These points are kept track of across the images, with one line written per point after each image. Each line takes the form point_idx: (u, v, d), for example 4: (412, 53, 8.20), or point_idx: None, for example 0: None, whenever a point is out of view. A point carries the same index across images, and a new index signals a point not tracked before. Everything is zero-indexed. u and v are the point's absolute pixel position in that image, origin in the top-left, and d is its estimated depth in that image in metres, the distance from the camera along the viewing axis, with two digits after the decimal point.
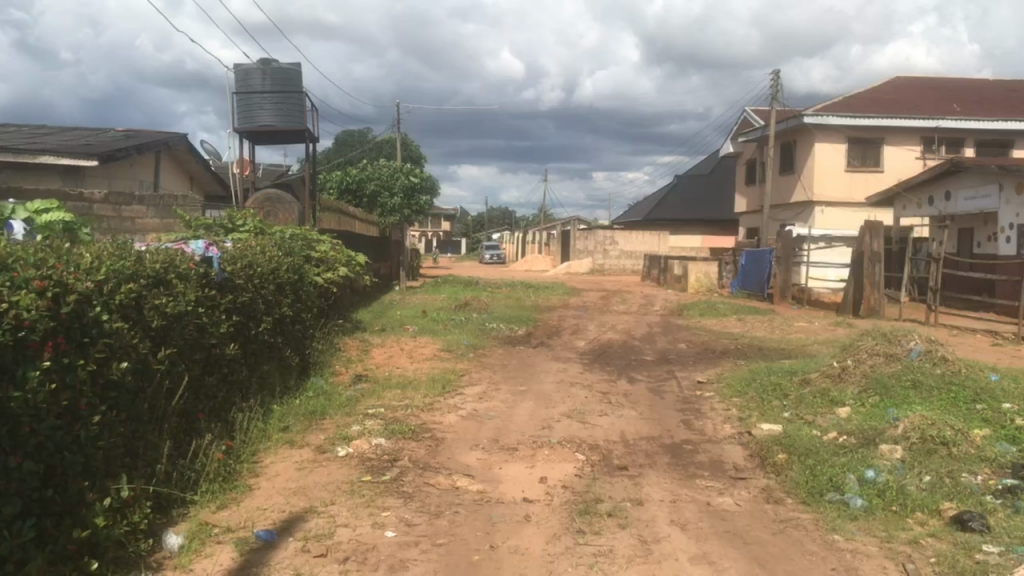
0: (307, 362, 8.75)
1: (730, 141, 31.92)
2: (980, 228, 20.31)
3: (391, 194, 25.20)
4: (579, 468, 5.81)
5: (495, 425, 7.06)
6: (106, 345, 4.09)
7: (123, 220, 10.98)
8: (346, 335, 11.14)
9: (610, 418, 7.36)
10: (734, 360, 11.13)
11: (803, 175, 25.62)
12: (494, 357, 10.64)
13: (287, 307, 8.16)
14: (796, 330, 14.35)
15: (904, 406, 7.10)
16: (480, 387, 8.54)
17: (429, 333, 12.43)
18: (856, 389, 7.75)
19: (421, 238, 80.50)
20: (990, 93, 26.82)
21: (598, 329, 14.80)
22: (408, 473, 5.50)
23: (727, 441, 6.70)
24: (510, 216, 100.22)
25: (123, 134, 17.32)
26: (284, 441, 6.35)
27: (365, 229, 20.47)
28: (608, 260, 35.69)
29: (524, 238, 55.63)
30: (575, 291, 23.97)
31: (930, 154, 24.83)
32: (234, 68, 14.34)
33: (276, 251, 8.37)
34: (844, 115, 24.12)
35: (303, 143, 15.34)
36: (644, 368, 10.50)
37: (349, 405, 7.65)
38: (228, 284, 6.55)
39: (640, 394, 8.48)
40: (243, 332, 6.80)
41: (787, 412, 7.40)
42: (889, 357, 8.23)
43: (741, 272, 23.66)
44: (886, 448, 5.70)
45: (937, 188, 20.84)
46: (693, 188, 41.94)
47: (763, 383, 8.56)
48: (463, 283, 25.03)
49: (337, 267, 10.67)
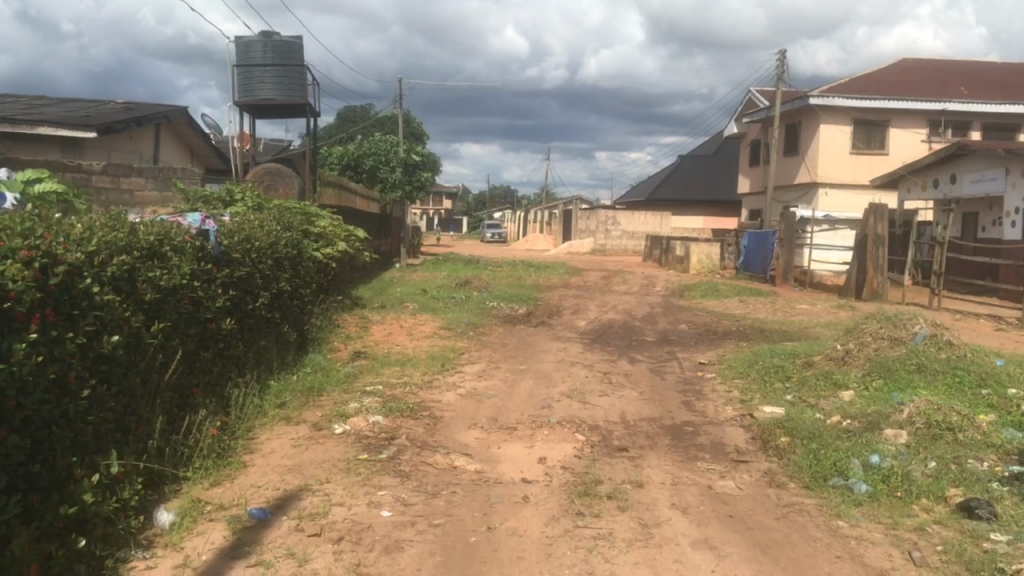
0: (305, 337, 8.67)
1: (735, 121, 31.69)
2: (985, 212, 20.16)
3: (390, 168, 25.04)
4: (578, 449, 5.74)
5: (493, 404, 6.98)
6: (97, 318, 3.99)
7: (121, 192, 10.86)
8: (345, 312, 11.05)
9: (610, 398, 7.28)
10: (736, 341, 11.05)
11: (807, 156, 25.45)
12: (494, 335, 10.56)
13: (285, 282, 8.07)
14: (798, 312, 14.28)
15: (908, 390, 7.02)
16: (479, 365, 8.46)
17: (428, 310, 12.35)
18: (860, 371, 7.68)
19: (422, 216, 80.27)
20: (999, 77, 26.54)
21: (599, 309, 14.72)
22: (405, 451, 5.42)
23: (729, 422, 6.63)
24: (511, 194, 100.00)
25: (123, 106, 17.18)
26: (280, 417, 6.28)
27: (366, 205, 20.36)
28: (609, 240, 35.54)
29: (525, 217, 55.51)
30: (576, 271, 23.89)
31: (936, 137, 24.61)
32: (235, 40, 14.14)
33: (274, 225, 8.26)
34: (849, 97, 23.91)
35: (304, 117, 15.18)
36: (645, 349, 10.43)
37: (347, 382, 7.57)
38: (225, 258, 6.45)
39: (640, 375, 8.40)
40: (240, 308, 6.72)
41: (789, 394, 7.32)
42: (893, 340, 8.14)
43: (743, 253, 23.56)
44: (891, 432, 5.62)
45: (943, 171, 20.66)
46: (696, 169, 41.66)
47: (765, 365, 8.48)
48: (463, 261, 24.97)
49: (336, 242, 10.56)
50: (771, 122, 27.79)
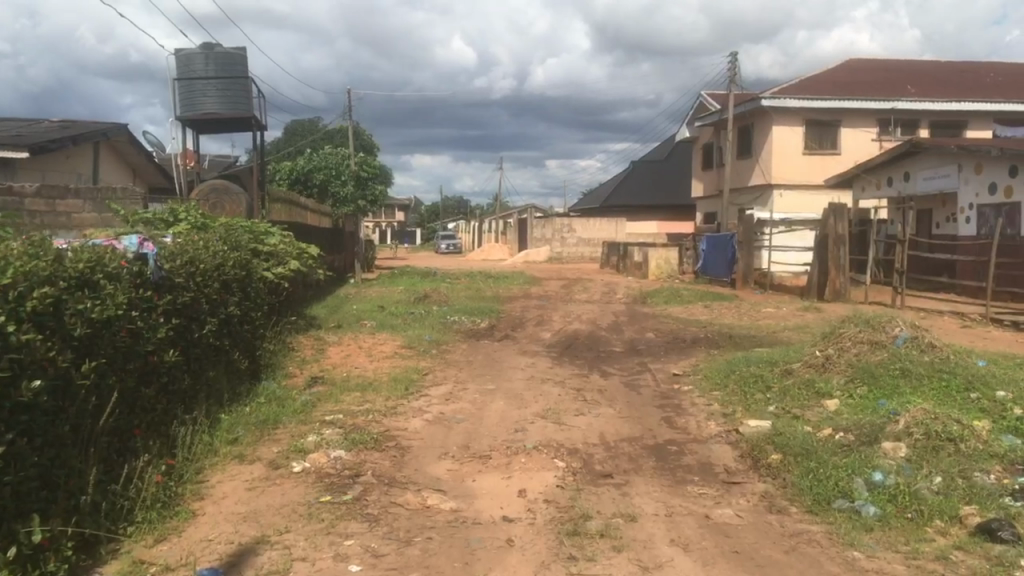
0: (257, 364, 8.13)
1: (687, 125, 31.69)
2: (938, 209, 20.30)
3: (341, 182, 24.47)
4: (560, 478, 5.32)
5: (464, 429, 6.53)
6: (13, 362, 3.46)
7: (57, 215, 10.26)
8: (299, 334, 10.50)
9: (586, 418, 6.87)
10: (707, 349, 10.75)
11: (761, 158, 25.47)
12: (458, 353, 10.10)
13: (234, 305, 7.53)
14: (764, 316, 14.08)
15: (896, 397, 6.75)
16: (445, 386, 8.00)
17: (387, 328, 11.85)
18: (842, 378, 7.39)
19: (375, 229, 79.26)
20: (943, 75, 26.89)
21: (563, 319, 14.32)
22: (373, 491, 4.95)
23: (714, 439, 6.28)
24: (464, 205, 99.50)
25: (58, 124, 16.43)
26: (233, 455, 5.76)
27: (317, 221, 19.76)
28: (565, 248, 35.30)
29: (479, 228, 55.10)
30: (536, 280, 23.53)
31: (886, 136, 24.81)
32: (175, 52, 13.54)
33: (220, 245, 7.73)
34: (800, 97, 23.97)
35: (250, 131, 14.58)
36: (615, 361, 10.05)
37: (305, 412, 7.06)
38: (166, 283, 5.93)
39: (615, 390, 8.00)
40: (186, 337, 6.19)
41: (772, 406, 7.00)
42: (873, 344, 7.88)
43: (701, 257, 23.46)
44: (889, 446, 5.30)
45: (897, 169, 20.75)
46: (650, 174, 41.66)
47: (743, 374, 8.15)
48: (420, 274, 24.47)
49: (288, 261, 10.03)
50: (725, 125, 27.77)
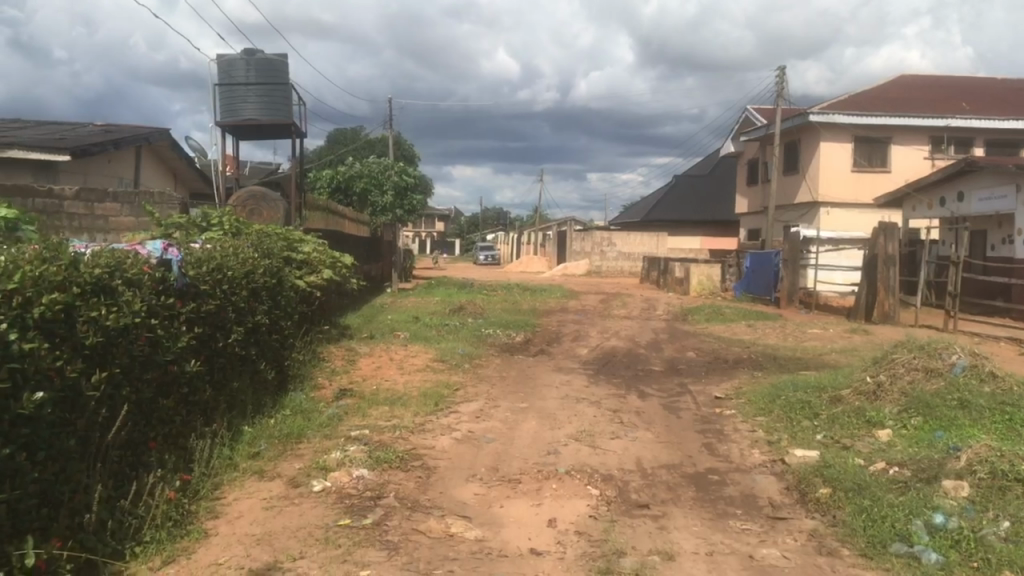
0: (284, 374, 7.93)
1: (731, 140, 31.18)
2: (993, 230, 19.62)
3: (381, 191, 24.37)
4: (593, 507, 5.02)
5: (494, 450, 6.25)
6: (14, 372, 3.27)
7: (95, 218, 10.21)
8: (331, 344, 10.32)
9: (623, 441, 6.56)
10: (749, 370, 10.35)
11: (808, 174, 24.92)
12: (491, 367, 9.83)
13: (262, 314, 7.35)
14: (809, 337, 13.62)
15: (955, 430, 6.32)
16: (477, 403, 7.73)
17: (421, 340, 11.63)
18: (895, 407, 6.98)
19: (415, 239, 79.56)
20: (999, 93, 26.08)
21: (600, 335, 13.99)
22: (393, 515, 4.69)
23: (758, 469, 5.92)
24: (504, 216, 99.45)
25: (102, 128, 16.59)
26: (252, 471, 5.53)
27: (356, 229, 19.67)
28: (605, 262, 34.94)
29: (518, 240, 54.91)
30: (574, 294, 23.22)
31: (939, 154, 24.10)
32: (217, 58, 13.55)
33: (251, 252, 7.57)
34: (850, 113, 23.41)
35: (289, 138, 14.51)
36: (654, 380, 9.70)
37: (330, 426, 6.83)
38: (190, 290, 5.77)
39: (653, 412, 7.66)
40: (209, 346, 6.00)
41: (819, 435, 6.63)
42: (928, 372, 7.44)
43: (744, 275, 22.96)
44: (950, 484, 4.91)
45: (950, 188, 20.09)
46: (692, 189, 41.15)
47: (788, 400, 7.75)
48: (457, 285, 24.31)
49: (321, 269, 9.86)
50: (771, 140, 27.25)
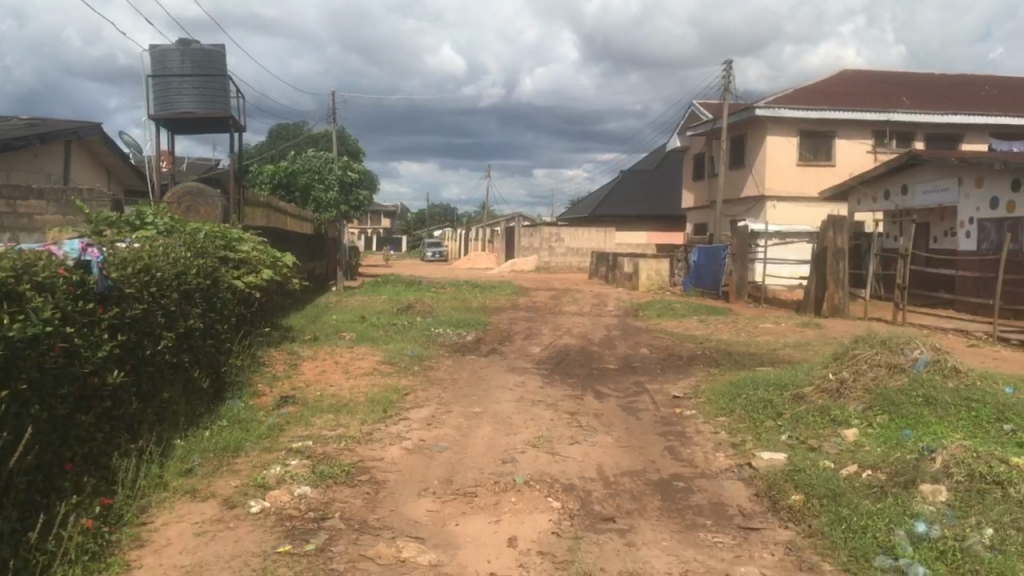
0: (221, 382, 7.44)
1: (678, 135, 31.18)
2: (936, 222, 19.86)
3: (324, 186, 23.68)
4: (555, 522, 4.69)
5: (447, 460, 5.87)
6: None
7: (18, 216, 9.56)
8: (271, 348, 9.82)
9: (582, 447, 6.23)
10: (706, 367, 10.15)
11: (755, 169, 24.98)
12: (442, 369, 9.45)
13: (195, 317, 6.86)
14: (762, 332, 13.52)
15: (923, 427, 6.15)
16: (427, 409, 7.33)
17: (368, 341, 11.20)
18: (860, 406, 6.80)
19: (361, 235, 78.61)
20: (939, 88, 26.51)
21: (552, 333, 13.68)
22: (339, 539, 4.29)
23: (725, 474, 5.65)
24: (451, 212, 98.81)
25: (28, 122, 15.77)
26: (184, 490, 5.07)
27: (298, 226, 19.05)
28: (553, 258, 34.77)
29: (466, 236, 54.49)
30: (523, 291, 22.93)
31: (882, 147, 24.37)
32: (150, 48, 12.90)
33: (183, 251, 7.06)
34: (795, 107, 23.53)
35: (227, 133, 13.89)
36: (609, 379, 9.42)
37: (271, 437, 6.38)
38: (113, 294, 5.27)
39: (611, 414, 7.35)
40: (137, 355, 5.51)
41: (784, 436, 6.41)
42: (891, 368, 7.29)
43: (692, 269, 22.90)
44: (928, 488, 4.70)
45: (894, 181, 20.28)
46: (639, 184, 41.25)
47: (750, 398, 7.53)
48: (405, 282, 23.85)
49: (261, 268, 9.36)
50: (717, 134, 27.26)
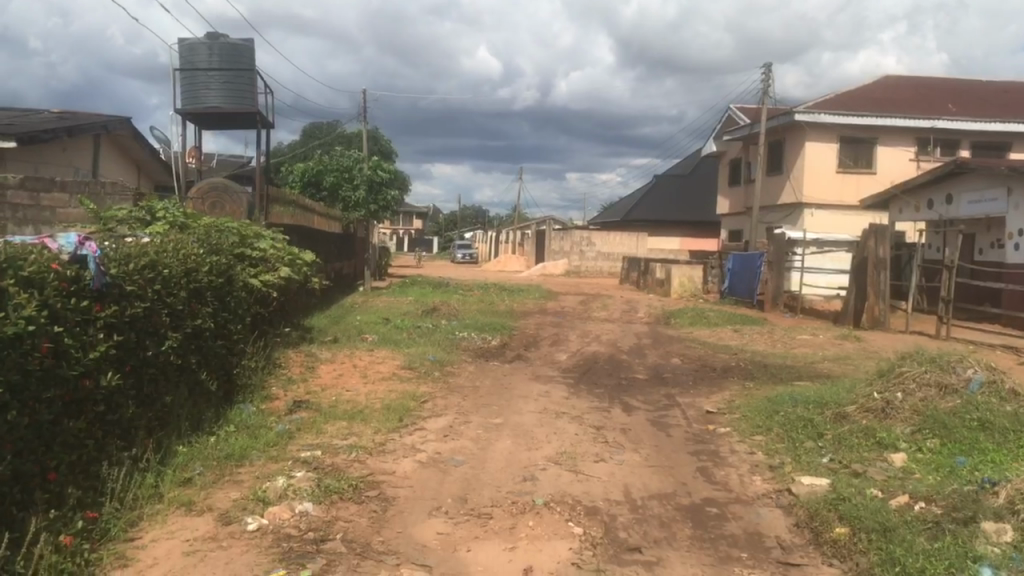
0: (232, 385, 7.14)
1: (713, 140, 30.60)
2: (982, 233, 19.14)
3: (353, 186, 23.38)
4: (575, 551, 4.31)
5: (462, 476, 5.49)
6: None
7: (41, 210, 9.37)
8: (289, 349, 9.52)
9: (608, 466, 5.83)
10: (740, 380, 9.69)
11: (792, 175, 24.35)
12: (463, 376, 9.08)
13: (206, 317, 6.56)
14: (799, 344, 13.00)
15: (979, 455, 5.66)
16: (445, 419, 6.96)
17: (390, 344, 10.86)
18: (907, 428, 6.32)
19: (392, 236, 78.72)
20: (986, 95, 25.68)
21: (580, 340, 13.25)
22: (338, 565, 3.95)
23: (762, 501, 5.22)
24: (482, 214, 98.59)
25: (58, 116, 15.70)
26: (180, 502, 4.74)
27: (326, 225, 18.81)
28: (584, 262, 34.30)
29: (497, 238, 54.17)
30: (552, 295, 22.51)
31: (925, 155, 23.64)
32: (178, 42, 12.73)
33: (195, 247, 6.77)
34: (835, 113, 22.90)
35: (254, 128, 13.66)
36: (638, 391, 8.98)
37: (279, 445, 6.06)
38: (111, 292, 4.95)
39: (640, 430, 6.92)
40: (136, 355, 5.20)
41: (824, 459, 5.96)
42: (942, 388, 6.78)
43: (727, 277, 22.35)
44: (992, 528, 4.24)
45: (938, 191, 19.59)
46: (673, 189, 40.64)
47: (788, 416, 7.06)
48: (433, 284, 23.56)
49: (280, 267, 9.07)
50: (754, 140, 26.66)
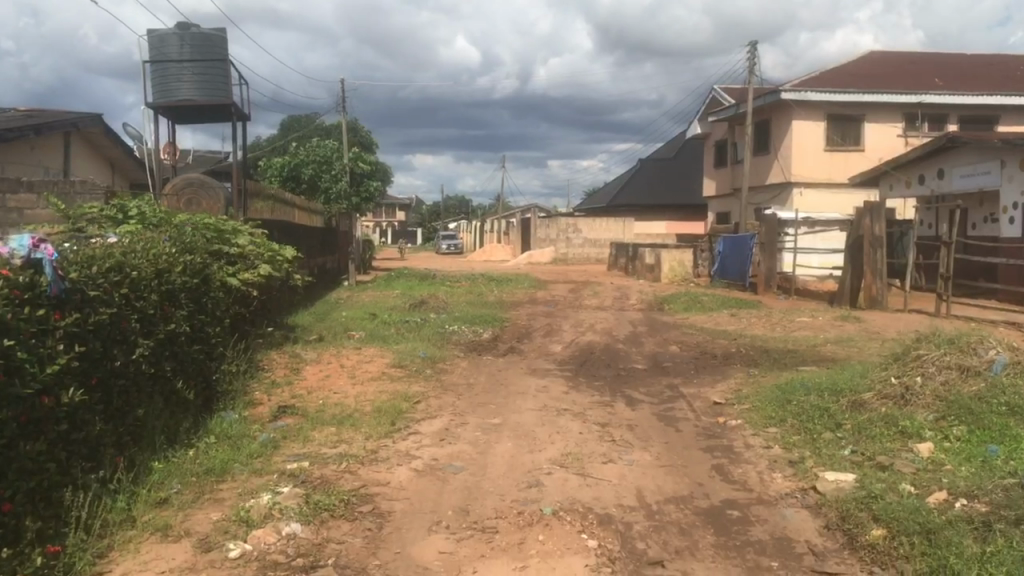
0: (211, 393, 6.71)
1: (698, 121, 30.21)
2: (975, 208, 18.88)
3: (334, 178, 22.84)
4: (591, 568, 3.93)
5: (463, 485, 5.08)
6: None
7: (8, 212, 8.87)
8: (272, 350, 9.07)
9: (617, 467, 5.43)
10: (744, 367, 9.35)
11: (780, 155, 24.02)
12: (456, 372, 8.68)
13: (181, 320, 6.12)
14: (798, 326, 12.67)
15: (1012, 441, 5.32)
16: (440, 421, 6.54)
17: (378, 341, 10.44)
18: (931, 416, 5.97)
19: (375, 229, 78.14)
20: (972, 68, 25.43)
21: (574, 329, 12.86)
22: None
23: (786, 501, 4.85)
24: (466, 204, 98.00)
25: (26, 114, 15.12)
26: (154, 527, 4.31)
27: (307, 220, 18.30)
28: (571, 249, 33.91)
29: (481, 228, 53.70)
30: (541, 284, 22.09)
31: (913, 131, 23.37)
32: (148, 33, 12.21)
33: (167, 246, 6.32)
34: (822, 90, 22.56)
35: (230, 121, 13.15)
36: (639, 382, 8.61)
37: (264, 456, 5.63)
38: (71, 299, 4.50)
39: (647, 426, 6.54)
40: (104, 366, 4.76)
41: (846, 451, 5.60)
42: (963, 371, 6.45)
43: (718, 260, 22.01)
44: None
45: (930, 165, 19.28)
46: (658, 173, 40.26)
47: (802, 405, 6.69)
48: (418, 276, 23.07)
49: (259, 265, 8.61)
50: (740, 120, 26.31)
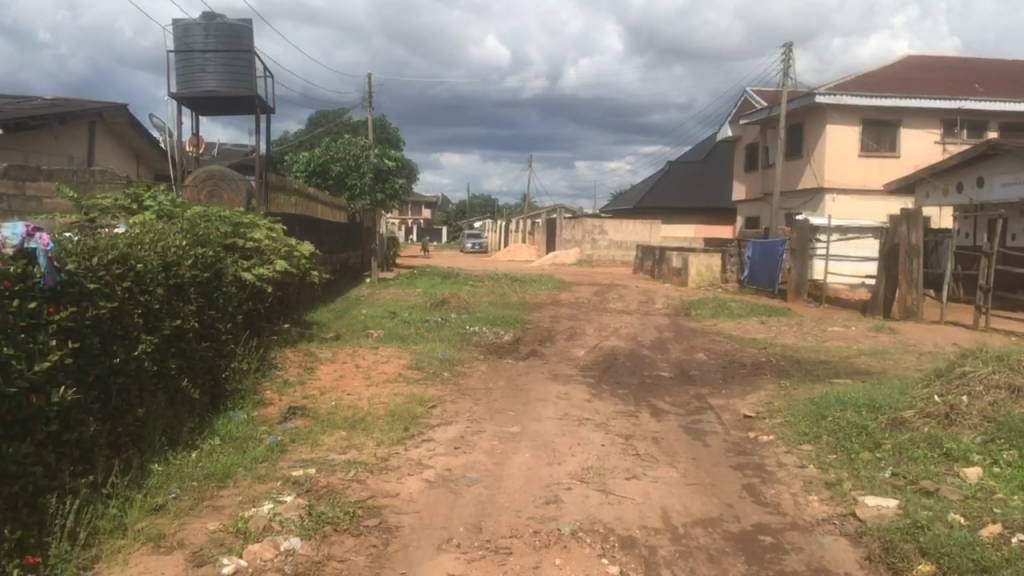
0: (219, 391, 6.47)
1: (729, 124, 29.71)
2: (1015, 217, 18.30)
3: (360, 174, 22.68)
4: None
5: (476, 499, 4.78)
6: None
7: (26, 199, 8.66)
8: (286, 348, 8.83)
9: (641, 484, 5.11)
10: (774, 378, 8.97)
11: (813, 159, 23.50)
12: (474, 376, 8.39)
13: (189, 315, 5.87)
14: (830, 336, 12.25)
15: None
16: (455, 428, 6.25)
17: (397, 340, 10.17)
18: (979, 438, 5.59)
19: (400, 227, 78.15)
20: (1013, 75, 24.78)
21: (598, 334, 12.52)
22: None
23: (824, 527, 4.50)
24: (491, 203, 97.70)
25: (52, 102, 14.99)
26: (147, 537, 4.06)
27: (331, 215, 18.11)
28: (596, 251, 33.53)
29: (506, 227, 53.40)
30: (565, 285, 21.74)
31: (951, 138, 22.77)
32: (173, 23, 12.03)
33: (177, 238, 6.06)
34: (859, 94, 22.04)
35: (253, 113, 12.95)
36: (665, 392, 8.27)
37: (269, 461, 5.37)
38: (68, 292, 4.24)
39: (673, 439, 6.21)
40: (102, 363, 4.50)
41: (886, 474, 5.23)
42: (1012, 391, 6.07)
43: (747, 266, 21.54)
44: None
45: (969, 173, 18.71)
46: (687, 176, 39.75)
47: (838, 421, 6.33)
48: (441, 274, 22.86)
49: (274, 260, 8.36)
50: (773, 124, 25.81)
